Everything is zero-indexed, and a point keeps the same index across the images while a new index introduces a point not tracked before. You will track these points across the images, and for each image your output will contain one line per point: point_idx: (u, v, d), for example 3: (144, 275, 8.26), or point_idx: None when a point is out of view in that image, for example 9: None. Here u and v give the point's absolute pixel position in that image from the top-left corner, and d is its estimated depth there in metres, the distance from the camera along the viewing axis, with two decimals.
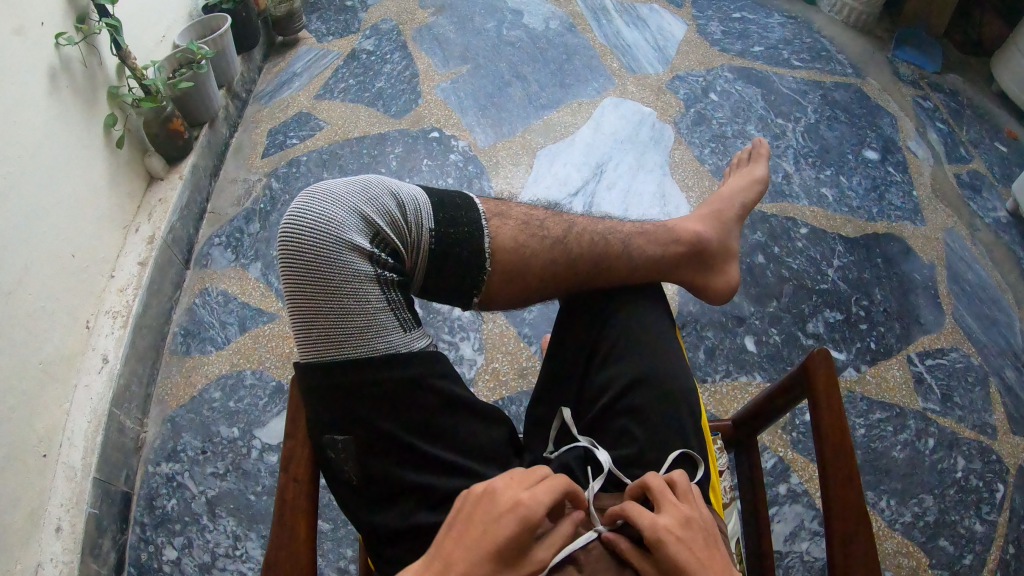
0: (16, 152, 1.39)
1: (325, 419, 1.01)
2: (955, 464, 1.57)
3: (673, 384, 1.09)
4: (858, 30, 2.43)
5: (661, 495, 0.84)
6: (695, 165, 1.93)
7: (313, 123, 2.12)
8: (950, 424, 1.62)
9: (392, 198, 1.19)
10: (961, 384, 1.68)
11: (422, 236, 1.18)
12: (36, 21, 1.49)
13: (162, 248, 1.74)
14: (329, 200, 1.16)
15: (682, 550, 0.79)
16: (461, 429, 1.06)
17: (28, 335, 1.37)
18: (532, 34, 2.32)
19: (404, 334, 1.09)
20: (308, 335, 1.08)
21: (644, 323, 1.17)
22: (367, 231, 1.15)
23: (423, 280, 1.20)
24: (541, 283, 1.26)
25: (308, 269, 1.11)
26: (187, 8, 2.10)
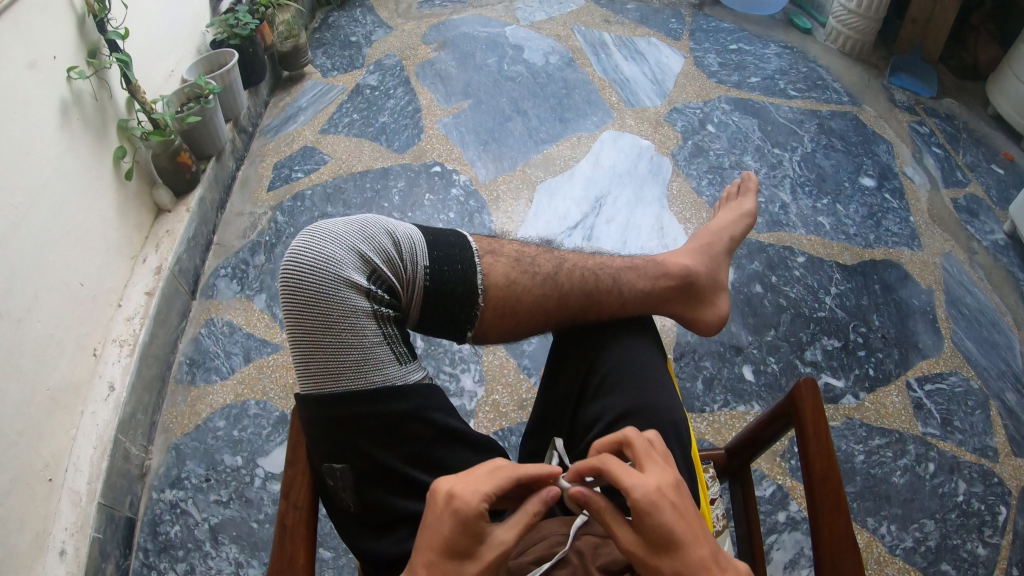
0: (27, 183, 1.42)
1: (327, 446, 1.01)
2: (956, 487, 1.56)
3: (664, 416, 1.08)
4: (855, 58, 2.47)
5: (644, 454, 0.84)
6: (693, 197, 1.95)
7: (317, 157, 2.17)
8: (952, 448, 1.62)
9: (388, 237, 1.20)
10: (961, 407, 1.68)
11: (418, 273, 1.20)
12: (49, 55, 1.53)
13: (169, 279, 1.77)
14: (326, 239, 1.17)
15: (668, 514, 0.76)
16: (453, 459, 1.07)
17: (36, 364, 1.39)
18: (532, 70, 2.38)
19: (400, 365, 1.10)
20: (307, 369, 1.09)
21: (635, 354, 1.19)
22: (364, 268, 1.15)
23: (418, 316, 1.22)
24: (533, 318, 1.29)
25: (305, 306, 1.11)
26: (196, 45, 2.17)
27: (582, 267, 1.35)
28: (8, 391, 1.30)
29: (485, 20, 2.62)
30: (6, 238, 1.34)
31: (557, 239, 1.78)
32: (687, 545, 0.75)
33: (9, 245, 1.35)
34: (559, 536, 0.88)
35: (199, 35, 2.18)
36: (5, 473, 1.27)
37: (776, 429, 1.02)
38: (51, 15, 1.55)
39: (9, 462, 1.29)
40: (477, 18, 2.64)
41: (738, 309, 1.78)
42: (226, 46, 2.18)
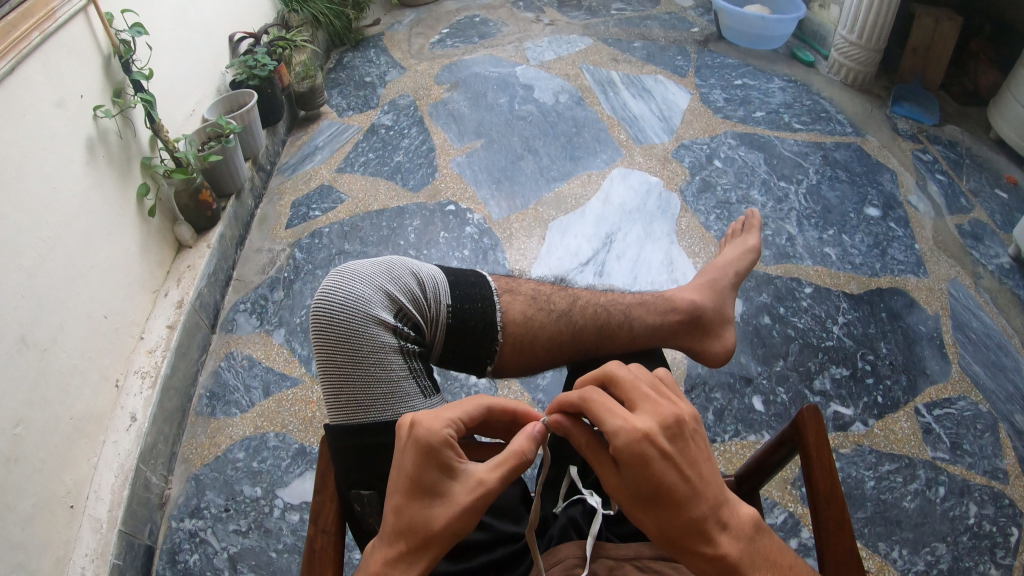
0: (53, 217, 1.46)
1: (354, 473, 1.02)
2: (967, 510, 1.52)
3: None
4: (858, 88, 2.68)
5: (630, 394, 0.81)
6: (702, 232, 1.99)
7: (334, 196, 2.31)
8: (961, 471, 1.58)
9: (413, 277, 1.23)
10: (970, 431, 1.65)
11: (441, 311, 1.22)
12: (76, 93, 1.60)
13: (190, 313, 1.83)
14: (355, 278, 1.20)
15: (652, 458, 0.74)
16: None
17: (62, 392, 1.42)
18: (543, 109, 2.58)
19: (425, 398, 1.14)
20: (338, 401, 1.12)
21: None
22: (391, 306, 1.18)
23: (441, 350, 1.25)
24: (549, 352, 1.31)
25: (335, 342, 1.14)
26: (216, 85, 2.34)
27: (596, 303, 1.38)
28: (34, 419, 1.32)
29: (497, 60, 2.93)
30: (33, 270, 1.38)
31: (570, 276, 1.80)
32: (670, 490, 0.74)
33: (37, 277, 1.39)
34: (575, 559, 0.88)
35: (219, 76, 2.37)
36: (28, 499, 1.28)
37: (780, 454, 1.02)
38: (80, 56, 1.64)
39: (35, 487, 1.30)
40: (488, 58, 2.95)
41: (747, 339, 1.81)
42: (244, 85, 2.38)
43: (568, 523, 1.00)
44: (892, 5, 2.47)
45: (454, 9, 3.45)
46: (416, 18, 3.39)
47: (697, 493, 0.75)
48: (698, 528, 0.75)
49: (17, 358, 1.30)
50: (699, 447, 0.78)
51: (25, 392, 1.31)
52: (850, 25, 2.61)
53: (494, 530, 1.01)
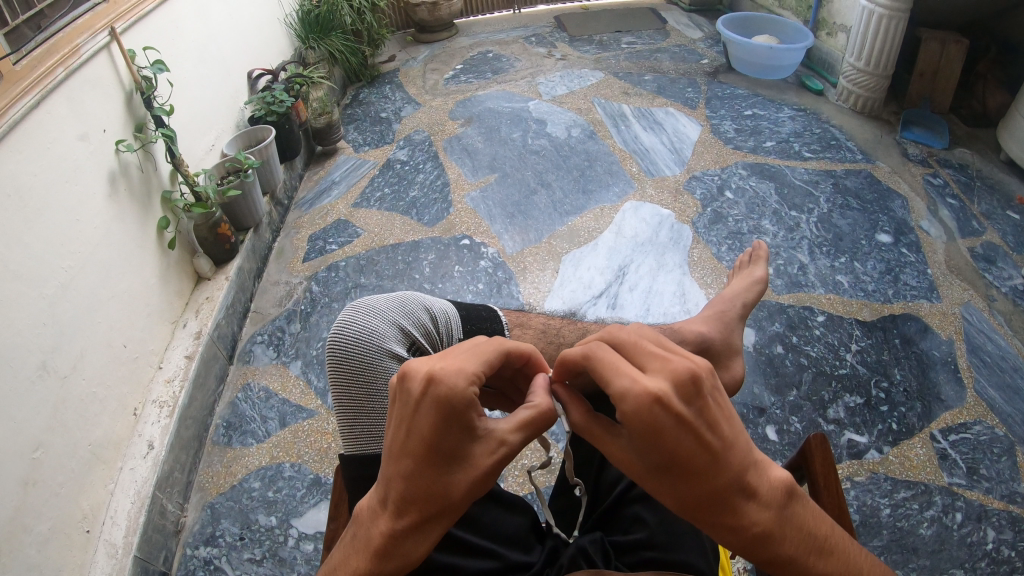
0: (75, 246, 1.50)
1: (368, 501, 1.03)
2: (984, 536, 1.45)
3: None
4: (867, 115, 2.70)
5: (644, 352, 0.65)
6: (714, 263, 1.99)
7: (350, 230, 2.37)
8: (978, 496, 1.52)
9: (427, 311, 1.20)
10: (986, 455, 1.59)
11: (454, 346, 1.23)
12: (99, 129, 1.64)
13: (208, 344, 1.86)
14: (369, 312, 1.14)
15: (664, 423, 0.58)
16: (487, 515, 1.01)
17: (81, 420, 1.44)
18: (555, 142, 2.64)
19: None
20: (349, 435, 1.06)
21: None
22: (405, 340, 1.14)
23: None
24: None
25: (348, 376, 1.09)
26: (235, 121, 2.43)
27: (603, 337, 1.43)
28: (53, 444, 1.34)
29: (510, 95, 3.02)
30: (57, 298, 1.41)
31: (582, 310, 1.81)
32: (685, 459, 0.59)
33: (59, 305, 1.41)
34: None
35: (238, 111, 2.46)
36: (45, 522, 1.29)
37: None
38: (104, 91, 1.68)
39: (51, 510, 1.31)
40: (501, 93, 3.05)
41: (759, 368, 1.82)
42: (263, 122, 2.43)
43: (577, 553, 0.94)
44: (898, 32, 2.49)
45: (467, 45, 3.64)
46: (429, 54, 3.59)
47: (720, 461, 0.59)
48: (723, 502, 0.60)
49: (39, 385, 1.32)
50: (722, 406, 0.62)
51: (44, 418, 1.32)
52: (858, 53, 2.64)
53: (506, 559, 0.97)
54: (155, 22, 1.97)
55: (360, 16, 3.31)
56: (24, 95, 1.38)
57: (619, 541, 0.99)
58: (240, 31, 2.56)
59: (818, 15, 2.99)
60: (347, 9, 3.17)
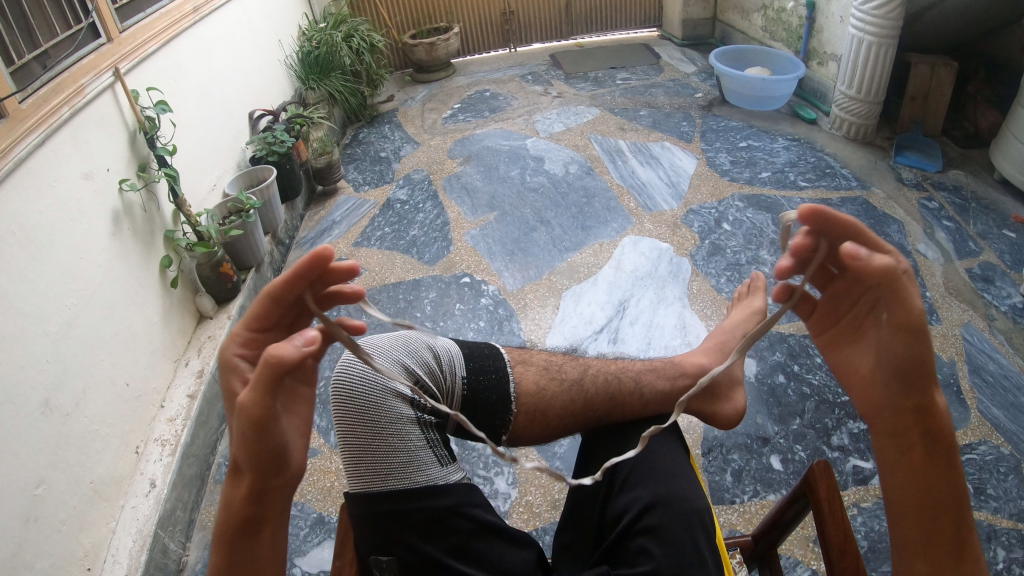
0: (79, 282, 1.51)
1: (372, 538, 0.99)
2: (996, 556, 1.43)
3: (688, 504, 1.03)
4: (861, 141, 2.73)
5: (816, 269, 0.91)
6: (713, 295, 2.00)
7: (351, 269, 2.38)
8: (986, 516, 1.51)
9: (429, 350, 1.20)
10: (994, 475, 1.58)
11: (457, 383, 1.19)
12: (104, 168, 1.67)
13: (210, 382, 1.87)
14: (375, 351, 1.17)
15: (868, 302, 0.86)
16: (491, 551, 1.03)
17: (84, 457, 1.44)
18: (553, 179, 2.67)
19: (441, 466, 1.09)
20: (354, 473, 1.06)
21: (660, 450, 1.13)
22: (408, 378, 1.15)
23: (458, 422, 1.21)
24: (563, 421, 1.25)
25: (350, 417, 1.09)
26: (237, 161, 2.46)
27: (605, 371, 1.33)
28: (55, 480, 1.34)
29: (508, 133, 3.06)
30: (60, 334, 1.42)
31: (583, 346, 1.81)
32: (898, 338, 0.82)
33: (63, 341, 1.42)
34: None
35: (240, 152, 2.50)
36: (46, 559, 1.28)
37: (796, 514, 1.00)
38: (108, 129, 1.71)
39: (52, 548, 1.31)
40: (499, 131, 3.09)
41: (761, 398, 1.82)
42: (264, 160, 2.49)
43: None
44: (888, 58, 2.52)
45: (464, 84, 3.69)
46: (427, 94, 3.64)
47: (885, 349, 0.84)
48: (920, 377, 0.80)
49: (41, 422, 1.32)
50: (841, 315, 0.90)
51: (46, 454, 1.32)
52: (849, 80, 2.68)
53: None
54: (160, 64, 2.01)
55: (359, 57, 3.36)
56: (29, 134, 1.41)
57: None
58: (243, 74, 2.61)
59: (809, 45, 3.05)
60: (346, 50, 3.22)
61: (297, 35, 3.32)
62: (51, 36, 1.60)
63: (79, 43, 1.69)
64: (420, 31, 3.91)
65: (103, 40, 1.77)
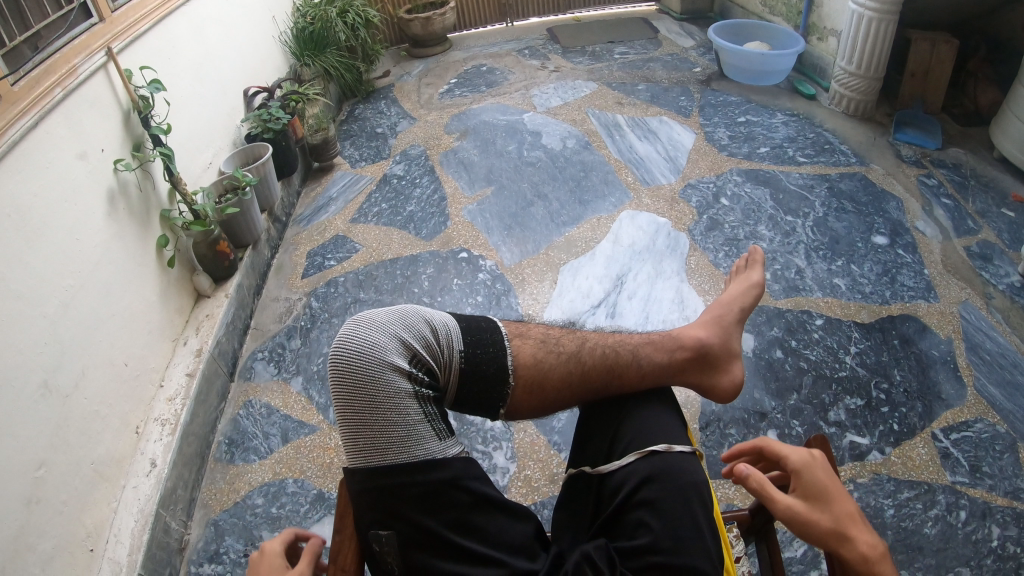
0: (76, 265, 1.50)
1: (372, 514, 1.01)
2: (990, 533, 1.45)
3: (688, 477, 1.04)
4: (860, 116, 2.72)
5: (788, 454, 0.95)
6: (711, 269, 2.01)
7: (348, 245, 2.37)
8: (981, 494, 1.52)
9: (426, 324, 1.19)
10: (989, 453, 1.60)
11: (454, 356, 1.18)
12: (98, 148, 1.65)
13: (209, 360, 1.87)
14: (371, 325, 1.16)
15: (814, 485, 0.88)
16: (490, 524, 1.03)
17: (84, 438, 1.44)
18: (551, 154, 2.65)
19: (439, 440, 1.09)
20: (354, 449, 1.08)
21: (658, 420, 1.15)
22: (405, 352, 1.14)
23: (455, 394, 1.21)
24: (561, 394, 1.25)
25: (349, 391, 1.10)
26: (232, 138, 2.44)
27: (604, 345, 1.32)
28: (56, 462, 1.34)
29: (505, 108, 3.04)
30: (57, 316, 1.42)
31: (581, 319, 1.82)
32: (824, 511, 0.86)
33: (60, 323, 1.42)
34: None
35: (235, 129, 2.47)
36: (49, 541, 1.29)
37: None
38: (102, 110, 1.69)
39: (55, 529, 1.31)
40: (496, 106, 3.07)
41: (759, 373, 1.83)
42: (259, 138, 2.48)
43: (581, 559, 1.01)
44: (889, 34, 2.51)
45: (461, 58, 3.66)
46: (424, 69, 3.60)
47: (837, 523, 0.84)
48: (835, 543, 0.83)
49: (40, 404, 1.32)
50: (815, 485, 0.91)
51: (47, 437, 1.33)
52: (849, 56, 2.66)
53: (512, 568, 1.01)
54: (152, 43, 1.99)
55: (354, 32, 3.31)
56: (22, 116, 1.40)
57: (623, 548, 1.02)
58: (236, 50, 2.58)
59: (809, 20, 3.03)
60: (341, 25, 3.18)
61: (291, 11, 3.28)
62: (42, 16, 1.55)
63: (71, 23, 1.67)
64: (415, 5, 3.86)
65: (95, 19, 1.74)
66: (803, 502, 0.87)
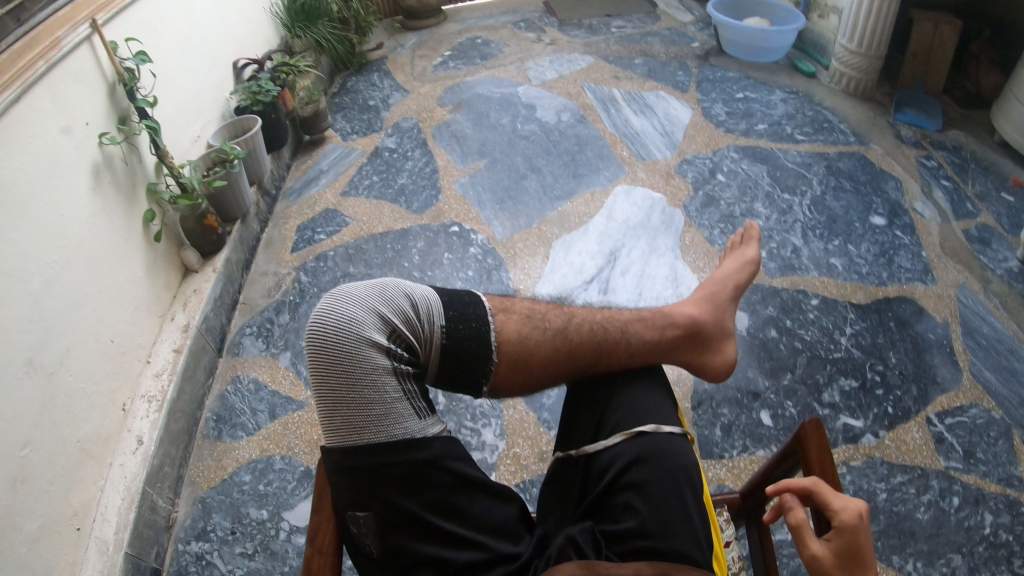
0: (61, 242, 1.48)
1: (352, 495, 0.99)
2: (983, 520, 1.46)
3: (676, 461, 1.03)
4: (860, 96, 2.68)
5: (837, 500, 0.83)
6: (706, 247, 2.00)
7: (339, 219, 2.35)
8: (975, 480, 1.52)
9: (407, 298, 1.16)
10: (983, 439, 1.59)
11: (435, 332, 1.15)
12: (82, 121, 1.62)
13: (196, 336, 1.85)
14: (349, 300, 1.13)
15: (851, 543, 0.79)
16: (474, 507, 1.02)
17: (70, 416, 1.42)
18: (545, 127, 2.62)
19: (419, 420, 1.06)
20: (331, 428, 1.05)
21: (645, 399, 1.13)
22: (384, 328, 1.12)
23: (437, 371, 1.17)
24: (547, 372, 1.21)
25: (326, 367, 1.08)
26: (221, 110, 2.40)
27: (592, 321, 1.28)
28: (41, 441, 1.33)
29: (499, 80, 3.00)
30: (42, 295, 1.39)
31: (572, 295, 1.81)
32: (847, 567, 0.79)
33: (45, 301, 1.40)
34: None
35: (224, 101, 2.43)
36: (36, 520, 1.28)
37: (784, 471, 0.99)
38: (86, 84, 1.66)
39: (40, 509, 1.30)
40: (490, 78, 3.03)
41: (753, 352, 1.81)
42: (248, 110, 2.45)
43: (566, 542, 1.00)
44: (892, 12, 2.50)
45: (455, 30, 3.60)
46: (417, 41, 3.54)
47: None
48: None
49: (24, 382, 1.30)
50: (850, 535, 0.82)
51: (33, 416, 1.31)
52: (850, 33, 2.63)
53: (495, 551, 1.00)
54: (137, 14, 1.94)
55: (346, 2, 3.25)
56: (5, 89, 1.36)
57: (609, 531, 1.01)
58: (225, 18, 2.53)
59: None
60: None
61: None
62: None
63: None
64: None
65: None
66: (833, 557, 0.79)
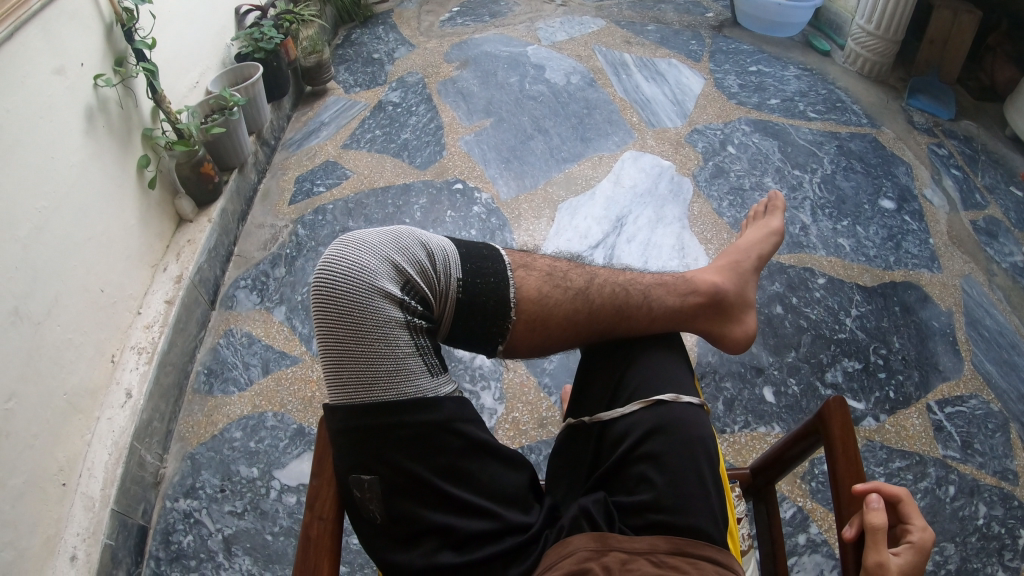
0: (51, 187, 1.44)
1: (355, 459, 0.95)
2: (976, 511, 1.44)
3: (693, 431, 0.99)
4: (874, 79, 2.66)
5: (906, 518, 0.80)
6: (713, 218, 1.99)
7: (339, 172, 2.31)
8: (971, 471, 1.50)
9: (422, 248, 1.11)
10: (981, 430, 1.57)
11: (451, 286, 1.11)
12: (77, 62, 1.57)
13: (189, 288, 1.81)
14: (361, 247, 1.08)
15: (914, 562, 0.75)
16: (482, 473, 0.98)
17: (56, 366, 1.38)
18: (553, 89, 2.58)
19: (432, 378, 1.02)
20: (337, 384, 1.01)
21: (663, 366, 1.09)
22: (398, 279, 1.07)
23: (451, 327, 1.13)
24: (564, 333, 1.16)
25: (336, 318, 1.03)
26: (222, 57, 2.35)
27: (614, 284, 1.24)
28: (26, 393, 1.28)
29: (508, 40, 2.96)
30: (29, 243, 1.35)
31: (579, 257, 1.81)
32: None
33: (32, 249, 1.35)
34: (586, 552, 0.89)
35: (226, 49, 2.38)
36: (20, 475, 1.25)
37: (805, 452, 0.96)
38: (82, 24, 1.61)
39: (23, 463, 1.26)
40: (498, 37, 2.98)
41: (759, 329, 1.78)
42: (250, 58, 2.40)
43: (580, 514, 0.96)
44: None
45: None
46: None
47: None
48: None
49: (8, 330, 1.26)
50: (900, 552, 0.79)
51: (17, 366, 1.27)
52: (868, 15, 2.61)
53: (504, 520, 0.97)
54: None
55: None
56: None
57: (623, 503, 0.96)
58: None
59: None
60: None
61: None
62: None
63: None
64: None
65: None
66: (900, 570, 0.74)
